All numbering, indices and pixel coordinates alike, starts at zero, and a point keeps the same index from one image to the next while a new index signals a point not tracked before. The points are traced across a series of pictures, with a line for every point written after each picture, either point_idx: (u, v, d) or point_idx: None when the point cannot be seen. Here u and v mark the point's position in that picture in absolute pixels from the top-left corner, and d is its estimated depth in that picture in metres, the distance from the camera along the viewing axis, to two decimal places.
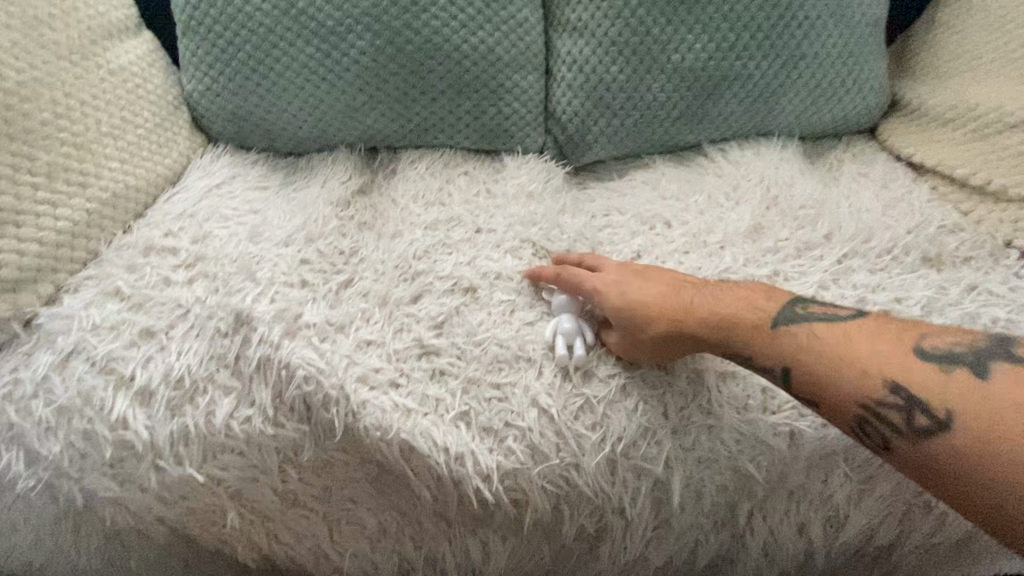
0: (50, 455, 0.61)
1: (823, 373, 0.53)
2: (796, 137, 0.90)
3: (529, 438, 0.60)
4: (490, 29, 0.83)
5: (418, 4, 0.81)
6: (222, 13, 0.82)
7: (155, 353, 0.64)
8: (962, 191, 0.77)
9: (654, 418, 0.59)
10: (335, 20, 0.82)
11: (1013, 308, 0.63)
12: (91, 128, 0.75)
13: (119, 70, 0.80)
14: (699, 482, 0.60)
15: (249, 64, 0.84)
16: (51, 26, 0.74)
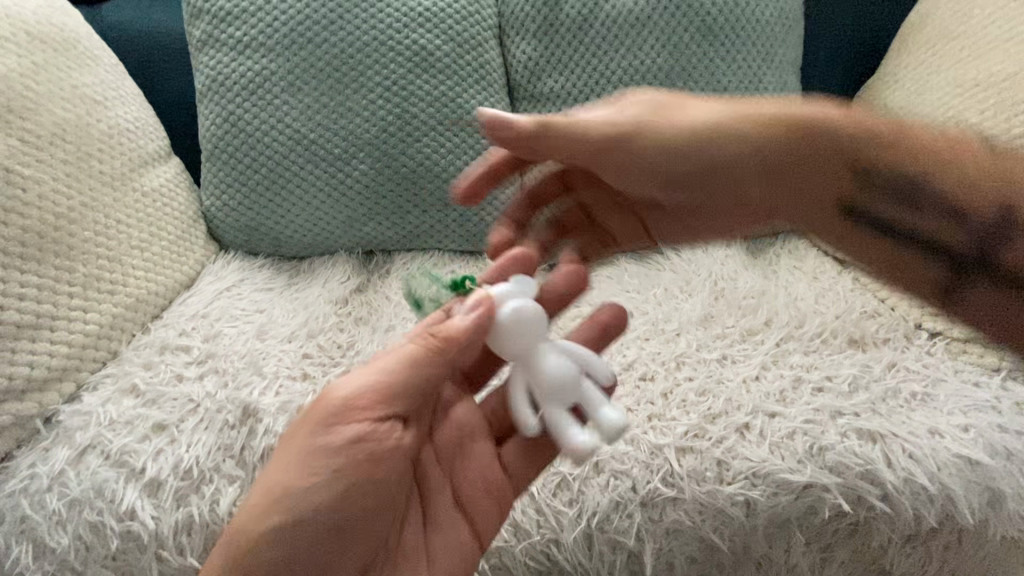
0: (57, 547, 0.65)
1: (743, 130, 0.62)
2: (739, 236, 1.05)
3: (511, 516, 0.64)
4: (472, 153, 0.99)
5: (412, 135, 0.97)
6: (243, 143, 0.97)
7: (165, 445, 0.69)
8: (878, 281, 0.90)
9: (624, 493, 0.65)
10: (341, 148, 0.97)
11: (928, 382, 0.73)
12: (123, 243, 0.85)
13: (151, 193, 0.92)
14: (669, 553, 0.65)
15: (263, 184, 0.98)
16: (99, 158, 0.86)
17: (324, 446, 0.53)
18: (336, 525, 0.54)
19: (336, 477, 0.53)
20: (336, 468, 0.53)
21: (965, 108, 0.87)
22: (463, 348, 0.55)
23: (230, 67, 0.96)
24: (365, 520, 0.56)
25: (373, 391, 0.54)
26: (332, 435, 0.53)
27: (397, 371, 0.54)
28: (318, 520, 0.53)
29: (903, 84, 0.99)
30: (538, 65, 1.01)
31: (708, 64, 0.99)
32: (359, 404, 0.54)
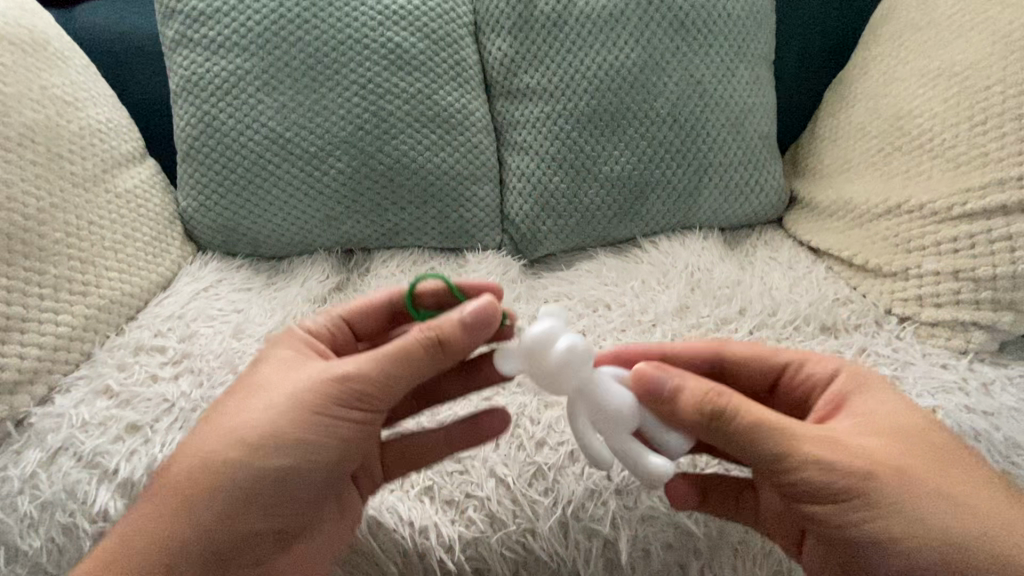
0: (30, 550, 0.64)
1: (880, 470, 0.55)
2: (716, 228, 1.06)
3: (487, 507, 0.65)
4: (450, 150, 0.99)
5: (388, 132, 0.97)
6: (218, 143, 0.96)
7: (139, 445, 0.69)
8: (851, 269, 0.91)
9: (599, 481, 0.66)
10: (317, 147, 0.96)
11: (896, 366, 0.75)
12: (95, 244, 0.84)
13: (124, 194, 0.92)
14: (644, 540, 0.65)
15: (240, 184, 0.97)
16: (71, 160, 0.86)
17: (288, 402, 0.56)
18: (251, 484, 0.54)
19: (276, 438, 0.55)
20: (285, 428, 0.55)
21: (929, 97, 0.89)
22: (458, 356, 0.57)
23: (204, 67, 0.96)
24: (277, 495, 0.55)
25: (351, 379, 0.56)
26: (299, 396, 0.56)
27: (386, 363, 0.56)
28: (241, 472, 0.54)
29: (873, 75, 1.01)
30: (514, 61, 1.02)
31: (682, 58, 1.00)
32: (339, 381, 0.56)
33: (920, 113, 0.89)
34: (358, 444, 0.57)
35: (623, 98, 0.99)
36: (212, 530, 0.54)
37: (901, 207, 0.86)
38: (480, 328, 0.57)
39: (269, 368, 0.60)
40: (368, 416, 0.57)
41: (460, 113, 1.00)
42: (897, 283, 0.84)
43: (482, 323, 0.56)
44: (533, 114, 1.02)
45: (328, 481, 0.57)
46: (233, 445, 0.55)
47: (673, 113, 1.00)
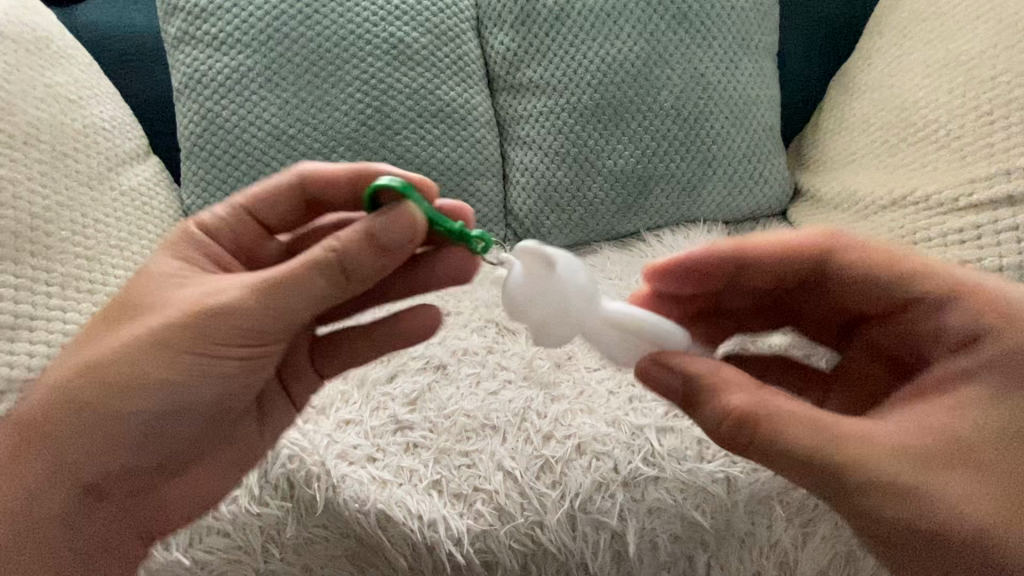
0: None
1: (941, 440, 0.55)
2: (719, 221, 1.06)
3: (495, 500, 0.65)
4: (453, 145, 0.99)
5: (391, 127, 0.97)
6: (222, 140, 0.96)
7: None
8: None
9: (606, 473, 0.66)
10: (320, 143, 0.96)
11: None
12: (102, 242, 0.84)
13: (129, 191, 0.92)
14: (652, 532, 0.66)
15: (243, 181, 0.97)
16: (76, 158, 0.86)
17: (157, 338, 0.54)
18: (117, 421, 0.54)
19: (143, 379, 0.54)
20: (154, 369, 0.54)
21: (933, 89, 0.88)
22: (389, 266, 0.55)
23: (206, 64, 0.96)
24: (154, 429, 0.56)
25: (229, 316, 0.54)
26: (163, 333, 0.54)
27: (263, 298, 0.53)
28: (112, 408, 0.54)
29: (877, 67, 1.00)
30: (517, 55, 1.01)
31: (685, 50, 1.00)
32: (207, 320, 0.54)
33: (925, 105, 0.89)
34: (236, 380, 0.57)
35: (626, 91, 0.99)
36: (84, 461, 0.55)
37: (907, 198, 0.85)
38: (399, 246, 0.53)
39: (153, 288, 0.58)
40: (242, 354, 0.56)
41: (463, 108, 0.99)
42: None
43: (404, 239, 0.53)
44: (536, 108, 1.01)
45: (206, 413, 0.58)
46: (97, 382, 0.54)
47: (677, 106, 0.99)
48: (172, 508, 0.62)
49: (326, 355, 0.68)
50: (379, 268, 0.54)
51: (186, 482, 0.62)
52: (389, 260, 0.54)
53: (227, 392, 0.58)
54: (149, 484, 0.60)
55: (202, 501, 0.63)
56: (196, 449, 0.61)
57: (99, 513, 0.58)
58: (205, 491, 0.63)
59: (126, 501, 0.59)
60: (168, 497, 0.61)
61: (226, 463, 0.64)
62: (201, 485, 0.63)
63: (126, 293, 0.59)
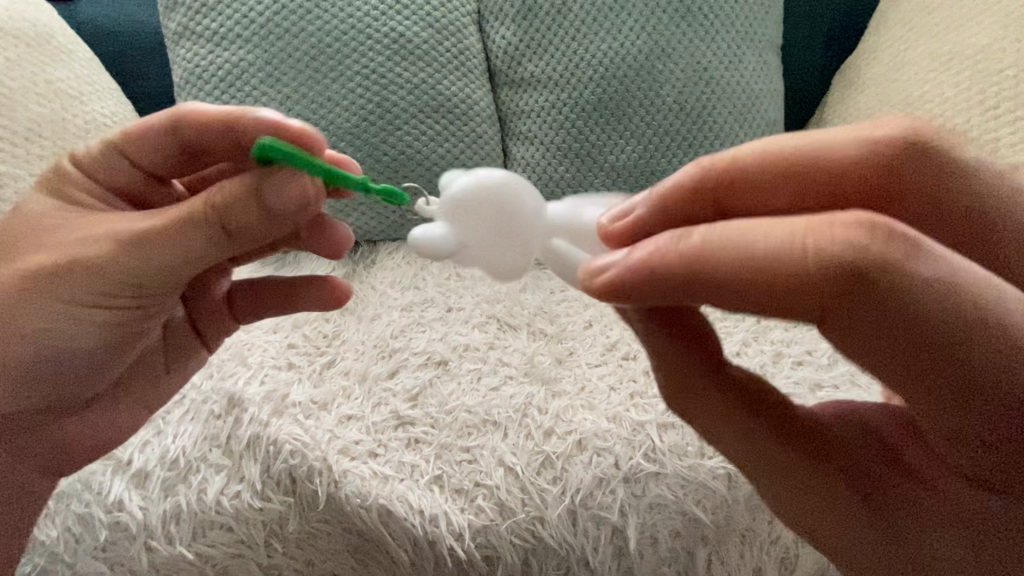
0: (46, 541, 0.64)
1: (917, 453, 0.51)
2: None
3: (496, 496, 0.66)
4: (454, 140, 0.98)
5: (392, 122, 0.96)
6: None
7: (152, 437, 0.70)
8: None
9: (607, 469, 0.67)
10: (321, 138, 0.96)
11: None
12: None
13: None
14: (653, 527, 0.66)
15: None
16: None
17: (59, 259, 0.54)
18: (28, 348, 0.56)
19: (42, 307, 0.55)
20: (58, 300, 0.55)
21: (939, 82, 0.87)
22: (271, 236, 0.54)
23: (207, 59, 0.95)
24: (54, 358, 0.57)
25: (113, 267, 0.54)
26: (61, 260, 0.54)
27: (151, 252, 0.53)
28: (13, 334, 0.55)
29: (882, 61, 0.99)
30: (518, 49, 1.01)
31: (688, 44, 0.99)
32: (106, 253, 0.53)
33: (931, 98, 0.88)
34: (139, 317, 0.60)
35: (628, 85, 0.98)
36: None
37: None
38: (297, 211, 0.51)
39: (54, 212, 0.57)
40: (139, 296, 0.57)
41: (464, 103, 0.99)
42: None
43: (297, 208, 0.51)
44: (537, 103, 1.01)
45: (127, 347, 0.62)
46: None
47: (679, 100, 0.99)
48: (92, 443, 0.65)
49: (249, 301, 0.71)
50: (269, 227, 0.53)
51: (86, 416, 0.64)
52: (273, 229, 0.53)
53: (126, 327, 0.59)
54: (40, 416, 0.61)
55: (110, 435, 0.66)
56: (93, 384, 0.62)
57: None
58: (107, 432, 0.66)
59: (13, 436, 0.61)
60: (48, 437, 0.63)
61: (122, 403, 0.66)
62: (111, 417, 0.66)
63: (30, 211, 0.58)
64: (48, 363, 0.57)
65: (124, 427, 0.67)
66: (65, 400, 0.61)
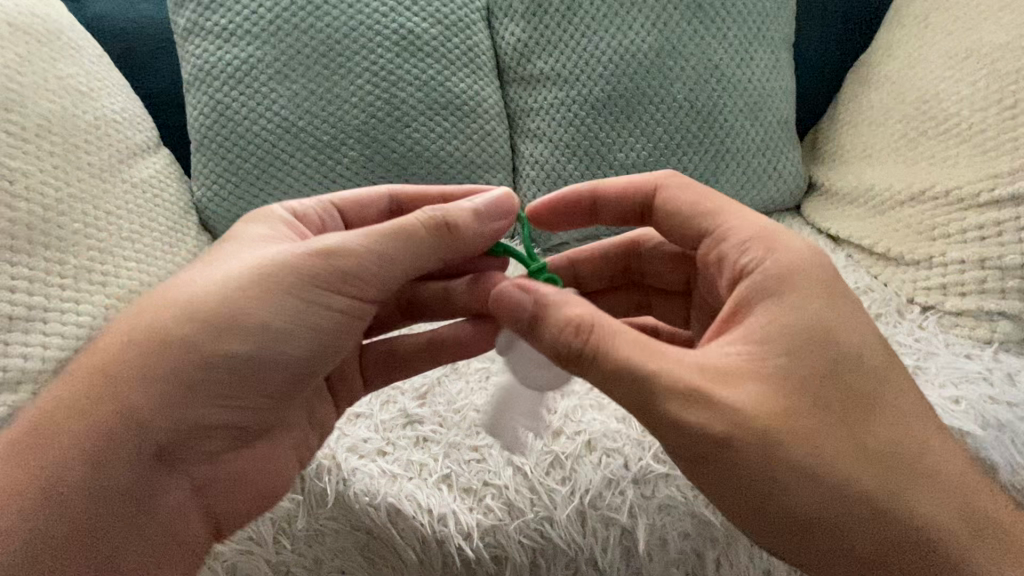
0: None
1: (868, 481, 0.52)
2: None
3: (505, 495, 0.65)
4: (463, 138, 0.98)
5: (401, 119, 0.96)
6: (231, 133, 0.96)
7: None
8: (871, 257, 0.90)
9: (616, 470, 0.66)
10: (330, 135, 0.95)
11: (919, 356, 0.75)
12: (114, 234, 0.84)
13: (140, 183, 0.92)
14: (662, 529, 0.65)
15: (253, 173, 0.97)
16: (88, 150, 0.86)
17: (243, 279, 0.55)
18: (177, 383, 0.54)
19: (189, 337, 0.54)
20: (211, 332, 0.54)
21: (956, 80, 0.86)
22: (465, 251, 0.60)
23: (216, 55, 0.95)
24: (254, 375, 0.56)
25: (336, 258, 0.55)
26: (262, 272, 0.55)
27: (362, 257, 0.56)
28: (158, 363, 0.54)
29: (896, 58, 0.98)
30: (527, 46, 1.00)
31: (699, 41, 0.98)
32: (316, 257, 0.55)
33: (947, 97, 0.87)
34: (334, 335, 0.57)
35: (638, 82, 0.97)
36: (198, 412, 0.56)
37: (926, 193, 0.84)
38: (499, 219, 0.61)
39: (245, 242, 0.60)
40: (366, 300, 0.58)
41: (473, 100, 0.98)
42: (921, 272, 0.82)
43: (502, 215, 0.61)
44: (546, 101, 1.00)
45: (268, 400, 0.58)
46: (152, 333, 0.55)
47: (690, 98, 0.98)
48: (254, 487, 0.62)
49: (383, 363, 0.72)
50: (472, 241, 0.59)
51: (270, 460, 0.63)
52: (483, 240, 0.60)
53: (337, 338, 0.58)
54: (228, 449, 0.60)
55: (263, 482, 0.63)
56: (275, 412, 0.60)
57: (168, 486, 0.58)
58: (270, 474, 0.63)
59: (195, 466, 0.59)
60: (251, 469, 0.62)
61: (289, 449, 0.64)
62: (273, 462, 0.63)
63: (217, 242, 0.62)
64: (264, 382, 0.57)
65: (276, 481, 0.64)
66: (253, 431, 0.60)
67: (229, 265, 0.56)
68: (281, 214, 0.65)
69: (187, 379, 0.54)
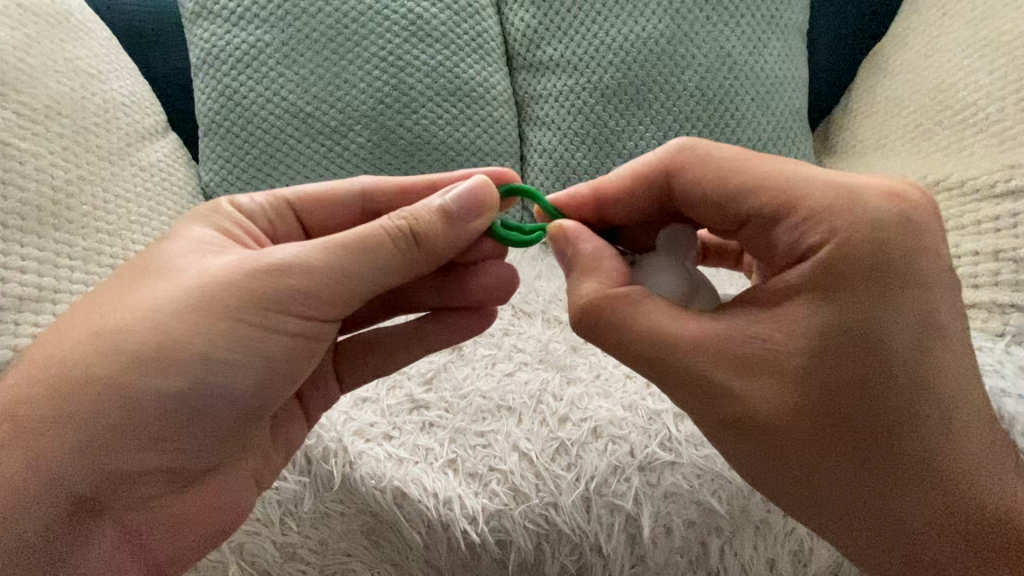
0: None
1: (877, 457, 0.55)
2: None
3: (510, 480, 0.66)
4: (470, 125, 0.97)
5: (408, 106, 0.95)
6: (239, 117, 0.96)
7: None
8: None
9: (622, 457, 0.66)
10: (337, 120, 0.95)
11: None
12: (122, 217, 0.84)
13: (148, 167, 0.92)
14: (667, 516, 0.65)
15: (260, 159, 0.97)
16: (96, 133, 0.86)
17: (182, 303, 0.55)
18: (108, 434, 0.53)
19: (135, 375, 0.53)
20: (153, 371, 0.54)
21: (973, 69, 0.85)
22: (434, 252, 0.59)
23: (224, 39, 0.95)
24: (196, 415, 0.55)
25: (291, 274, 0.56)
26: (207, 294, 0.55)
27: (321, 278, 0.56)
28: (89, 411, 0.53)
29: (913, 48, 0.97)
30: (537, 33, 0.99)
31: (711, 29, 0.97)
32: (263, 279, 0.55)
33: (963, 87, 0.86)
34: (289, 359, 0.58)
35: (649, 70, 0.96)
36: (133, 462, 0.55)
37: (942, 184, 0.83)
38: (468, 216, 0.60)
39: (179, 255, 0.59)
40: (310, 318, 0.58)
41: (482, 87, 0.97)
42: None
43: (474, 213, 0.60)
44: (556, 88, 0.99)
45: (214, 438, 0.58)
46: (75, 382, 0.53)
47: (701, 87, 0.97)
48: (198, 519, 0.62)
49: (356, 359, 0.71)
50: (446, 243, 0.60)
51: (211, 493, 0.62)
52: (452, 240, 0.60)
53: (294, 363, 0.59)
54: (169, 492, 0.59)
55: (202, 517, 0.62)
56: (215, 450, 0.59)
57: (99, 534, 0.57)
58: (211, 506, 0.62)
59: (126, 513, 0.58)
60: (190, 500, 0.61)
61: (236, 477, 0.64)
62: (214, 502, 0.62)
63: (150, 259, 0.59)
64: (199, 424, 0.56)
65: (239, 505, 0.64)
66: (187, 475, 0.59)
67: (175, 285, 0.56)
68: (233, 213, 0.65)
69: (134, 407, 0.53)
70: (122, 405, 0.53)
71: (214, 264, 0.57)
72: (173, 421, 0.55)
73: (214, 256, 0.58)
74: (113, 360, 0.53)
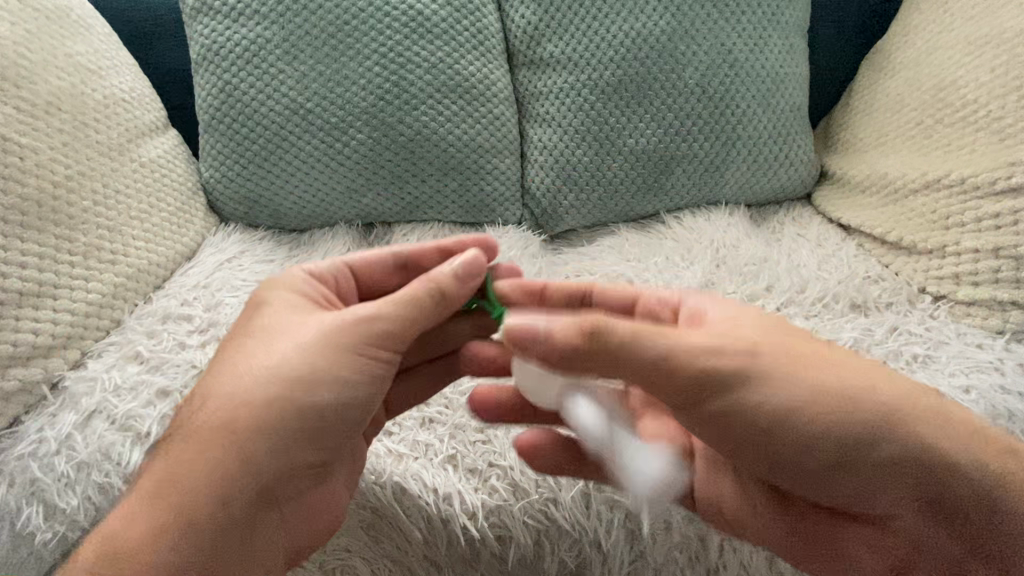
0: (68, 510, 0.67)
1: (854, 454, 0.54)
2: (742, 204, 1.03)
3: (510, 476, 0.66)
4: (471, 122, 0.97)
5: (409, 103, 0.95)
6: (239, 113, 0.95)
7: (169, 410, 0.71)
8: (883, 246, 0.89)
9: None
10: (338, 117, 0.95)
11: (930, 345, 0.75)
12: (122, 213, 0.84)
13: (149, 163, 0.92)
14: (666, 512, 0.66)
15: (260, 155, 0.97)
16: (96, 129, 0.86)
17: (282, 364, 0.57)
18: (249, 474, 0.54)
19: (244, 435, 0.55)
20: (254, 423, 0.55)
21: (974, 67, 0.85)
22: (460, 306, 0.61)
23: (224, 36, 0.95)
24: (305, 448, 0.56)
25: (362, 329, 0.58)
26: (303, 349, 0.57)
27: (390, 326, 0.58)
28: (195, 479, 0.54)
29: (914, 45, 0.96)
30: (537, 29, 0.99)
31: (712, 26, 0.96)
32: (340, 333, 0.58)
33: (965, 84, 0.86)
34: (375, 393, 0.59)
35: (650, 67, 0.96)
36: (278, 482, 0.56)
37: (942, 181, 0.83)
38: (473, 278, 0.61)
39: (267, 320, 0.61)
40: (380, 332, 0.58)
41: (482, 83, 0.97)
42: (933, 262, 0.82)
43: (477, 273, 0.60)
44: (556, 85, 0.99)
45: (323, 462, 0.59)
46: (216, 431, 0.55)
47: (702, 84, 0.97)
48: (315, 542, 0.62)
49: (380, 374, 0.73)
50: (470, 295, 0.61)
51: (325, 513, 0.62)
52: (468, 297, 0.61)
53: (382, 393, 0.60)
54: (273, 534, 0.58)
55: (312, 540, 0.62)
56: (320, 482, 0.60)
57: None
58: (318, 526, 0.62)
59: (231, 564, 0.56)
60: (312, 522, 0.61)
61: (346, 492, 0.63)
62: (319, 521, 0.62)
63: (248, 324, 0.62)
64: (333, 430, 0.57)
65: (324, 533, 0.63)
66: (295, 502, 0.59)
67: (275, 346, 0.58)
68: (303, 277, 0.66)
69: (243, 461, 0.55)
70: (237, 458, 0.55)
71: (300, 327, 0.59)
72: (284, 467, 0.56)
73: (303, 320, 0.60)
74: (224, 423, 0.55)
